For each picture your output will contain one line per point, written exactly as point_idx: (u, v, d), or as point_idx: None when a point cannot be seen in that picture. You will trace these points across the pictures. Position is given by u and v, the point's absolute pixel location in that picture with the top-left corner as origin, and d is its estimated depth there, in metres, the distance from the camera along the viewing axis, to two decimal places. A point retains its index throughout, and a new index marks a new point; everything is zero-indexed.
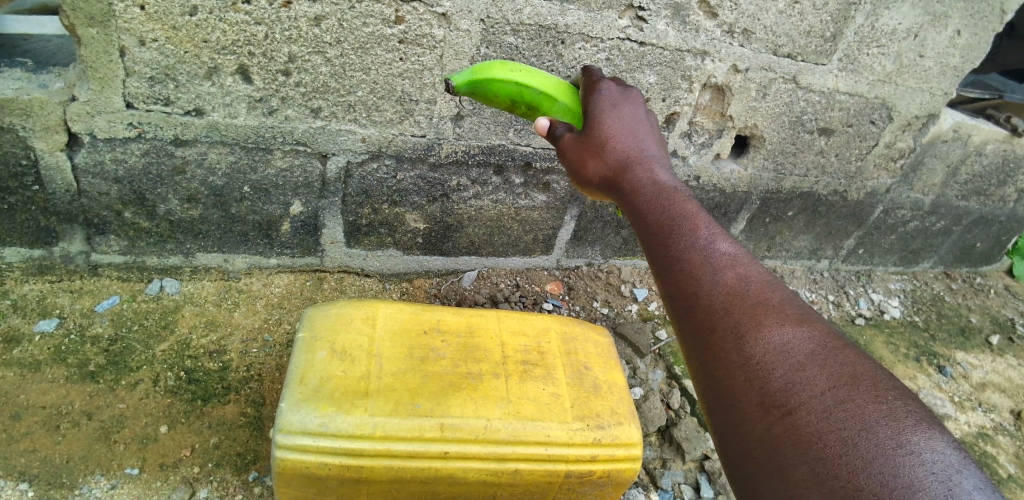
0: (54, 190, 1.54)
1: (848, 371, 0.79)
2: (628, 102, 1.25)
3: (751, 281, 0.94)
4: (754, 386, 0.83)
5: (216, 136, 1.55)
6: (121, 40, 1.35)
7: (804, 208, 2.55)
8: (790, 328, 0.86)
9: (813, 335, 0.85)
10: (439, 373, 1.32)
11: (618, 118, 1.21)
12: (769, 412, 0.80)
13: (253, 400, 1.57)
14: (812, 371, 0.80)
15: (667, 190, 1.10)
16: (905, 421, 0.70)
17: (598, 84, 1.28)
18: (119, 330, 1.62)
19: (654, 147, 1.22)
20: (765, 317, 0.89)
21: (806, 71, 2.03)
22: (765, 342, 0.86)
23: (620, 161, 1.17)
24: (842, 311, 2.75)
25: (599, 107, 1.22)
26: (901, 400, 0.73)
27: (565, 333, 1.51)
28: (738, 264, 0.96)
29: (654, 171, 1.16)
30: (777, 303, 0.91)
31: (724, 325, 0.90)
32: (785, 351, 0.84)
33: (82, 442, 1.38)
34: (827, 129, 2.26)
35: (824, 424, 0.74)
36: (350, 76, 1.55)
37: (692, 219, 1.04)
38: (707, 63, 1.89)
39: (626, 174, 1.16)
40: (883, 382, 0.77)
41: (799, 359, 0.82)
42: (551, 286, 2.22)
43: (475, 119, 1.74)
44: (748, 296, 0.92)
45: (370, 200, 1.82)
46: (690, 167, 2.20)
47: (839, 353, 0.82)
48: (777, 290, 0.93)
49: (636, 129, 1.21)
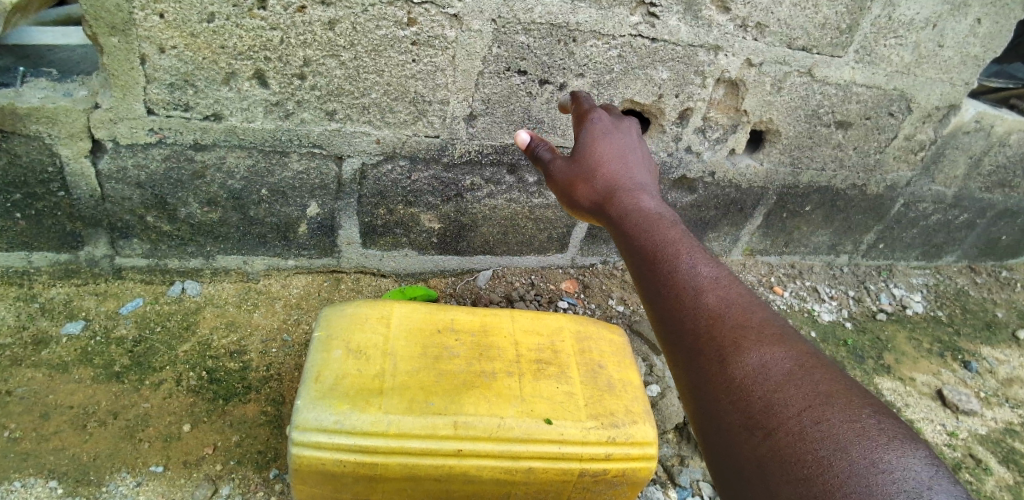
0: (79, 196, 1.56)
1: (823, 391, 0.85)
2: (620, 132, 1.38)
3: (733, 303, 1.03)
4: (736, 405, 0.90)
5: (234, 140, 1.57)
6: (142, 48, 1.37)
7: (822, 202, 2.52)
8: (767, 350, 0.94)
9: (788, 355, 0.93)
10: (453, 371, 1.32)
11: (610, 145, 1.34)
12: (752, 432, 0.86)
13: (273, 399, 1.60)
14: (790, 391, 0.87)
15: (652, 216, 1.21)
16: (878, 441, 0.75)
17: (591, 114, 1.41)
18: (143, 331, 1.65)
19: (643, 175, 1.34)
20: (745, 340, 0.96)
21: (822, 64, 2.01)
22: (744, 364, 0.93)
23: (608, 187, 1.29)
24: (863, 306, 2.70)
25: (592, 134, 1.36)
26: (874, 419, 0.79)
27: (579, 333, 1.50)
28: (719, 286, 1.05)
29: (639, 196, 1.26)
30: (757, 324, 0.99)
31: (707, 348, 0.98)
32: (764, 371, 0.91)
33: (108, 440, 1.42)
34: (844, 122, 2.23)
35: (802, 444, 0.79)
36: (364, 78, 1.56)
37: (677, 245, 1.13)
38: (720, 57, 1.88)
39: (615, 199, 1.27)
40: (858, 401, 0.83)
41: (777, 380, 0.89)
42: (566, 284, 2.22)
43: (488, 118, 1.76)
44: (730, 317, 1.00)
45: (386, 201, 1.84)
46: (705, 163, 2.18)
47: (813, 373, 0.89)
48: (755, 313, 1.02)
49: (626, 156, 1.34)
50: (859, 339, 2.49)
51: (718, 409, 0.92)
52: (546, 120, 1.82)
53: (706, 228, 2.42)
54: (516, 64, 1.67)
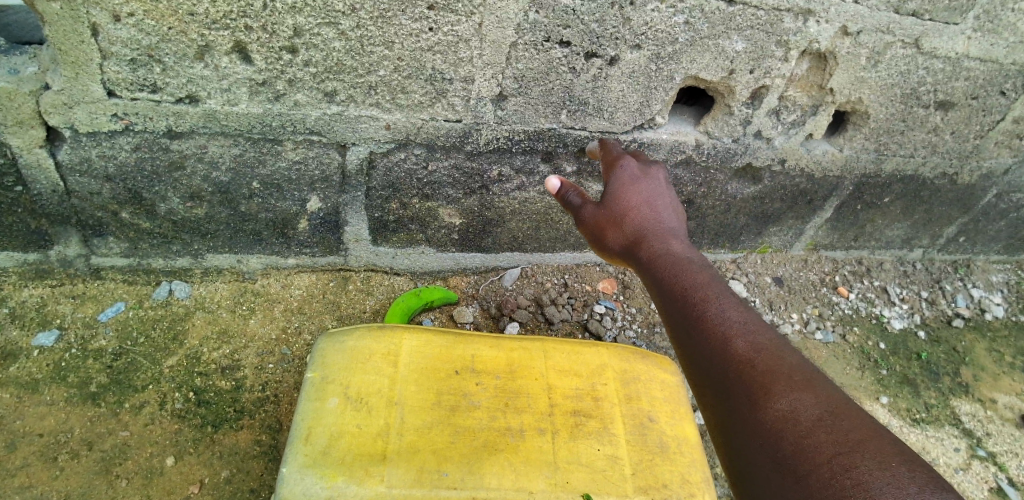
0: (39, 191, 1.33)
1: (854, 436, 0.78)
2: (648, 179, 1.25)
3: (763, 348, 0.93)
4: (765, 450, 0.83)
5: (216, 126, 1.30)
6: (91, 16, 1.09)
7: (904, 193, 2.17)
8: (796, 393, 0.86)
9: (821, 400, 0.84)
10: (472, 429, 1.09)
11: (638, 192, 1.21)
12: (781, 479, 0.80)
13: (270, 426, 1.41)
14: (820, 436, 0.80)
15: (682, 261, 1.08)
16: (909, 490, 0.69)
17: (619, 162, 1.30)
18: (124, 342, 1.46)
19: (673, 220, 1.20)
20: (774, 383, 0.88)
21: (932, 33, 1.62)
22: (773, 408, 0.85)
23: (637, 231, 1.16)
24: (937, 310, 2.38)
25: (619, 181, 1.24)
26: (906, 468, 0.72)
27: (625, 374, 1.24)
28: (746, 330, 0.95)
29: (671, 240, 1.14)
30: (787, 369, 0.90)
31: (736, 391, 0.90)
32: (793, 416, 0.83)
33: (82, 477, 1.25)
34: (946, 102, 1.85)
35: (831, 490, 0.73)
36: (370, 52, 1.26)
37: (705, 288, 1.02)
38: (810, 25, 1.51)
39: (645, 243, 1.13)
40: (892, 448, 0.76)
41: (807, 425, 0.82)
42: (603, 284, 1.96)
43: (521, 99, 1.45)
44: (759, 362, 0.91)
45: (398, 194, 1.57)
46: (775, 149, 1.84)
47: (845, 418, 0.81)
48: (786, 356, 0.92)
49: (654, 202, 1.20)
50: (932, 351, 2.19)
51: (749, 455, 0.86)
52: (591, 100, 1.51)
53: (767, 222, 2.11)
54: (558, 33, 1.34)
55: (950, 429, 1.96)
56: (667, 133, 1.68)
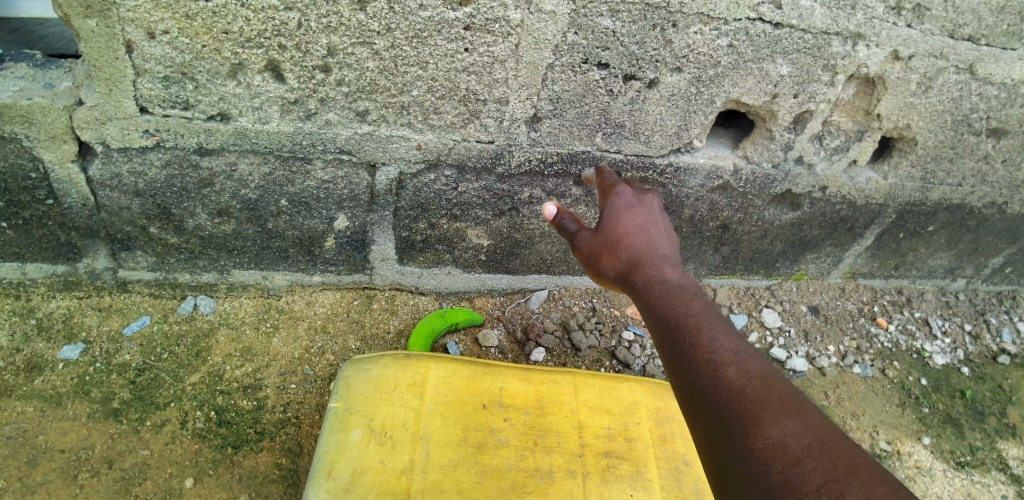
0: (70, 204, 1.32)
1: (843, 464, 0.71)
2: (643, 205, 1.17)
3: (755, 376, 0.85)
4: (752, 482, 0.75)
5: (246, 144, 1.29)
6: (126, 33, 1.08)
7: (949, 222, 2.07)
8: (786, 421, 0.78)
9: (812, 428, 0.77)
10: (500, 468, 1.05)
11: (632, 217, 1.12)
12: None
13: (290, 449, 1.38)
14: (808, 465, 0.72)
15: (677, 289, 0.99)
16: None
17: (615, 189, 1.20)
18: (147, 358, 1.44)
19: (669, 247, 1.11)
20: (764, 411, 0.79)
21: (989, 58, 1.53)
22: (761, 437, 0.77)
23: (629, 257, 1.07)
24: (982, 345, 2.26)
25: (613, 206, 1.15)
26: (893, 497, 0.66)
27: (658, 413, 1.20)
28: (739, 358, 0.87)
29: (665, 266, 1.05)
30: (779, 397, 0.81)
31: (724, 421, 0.81)
32: (783, 444, 0.75)
33: (100, 496, 1.23)
34: (999, 129, 1.75)
35: None
36: (404, 72, 1.23)
37: (699, 315, 0.94)
38: (859, 49, 1.45)
39: (639, 270, 1.04)
40: (879, 474, 0.70)
41: (797, 453, 0.74)
42: (632, 309, 1.90)
43: (556, 121, 1.41)
44: (750, 390, 0.82)
45: (427, 214, 1.54)
46: (816, 176, 1.77)
47: (835, 445, 0.74)
48: (777, 385, 0.84)
49: (649, 227, 1.11)
50: (977, 389, 2.09)
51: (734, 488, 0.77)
52: (628, 123, 1.46)
53: (804, 249, 2.03)
54: (596, 55, 1.30)
55: (997, 474, 1.85)
56: (705, 157, 1.63)
